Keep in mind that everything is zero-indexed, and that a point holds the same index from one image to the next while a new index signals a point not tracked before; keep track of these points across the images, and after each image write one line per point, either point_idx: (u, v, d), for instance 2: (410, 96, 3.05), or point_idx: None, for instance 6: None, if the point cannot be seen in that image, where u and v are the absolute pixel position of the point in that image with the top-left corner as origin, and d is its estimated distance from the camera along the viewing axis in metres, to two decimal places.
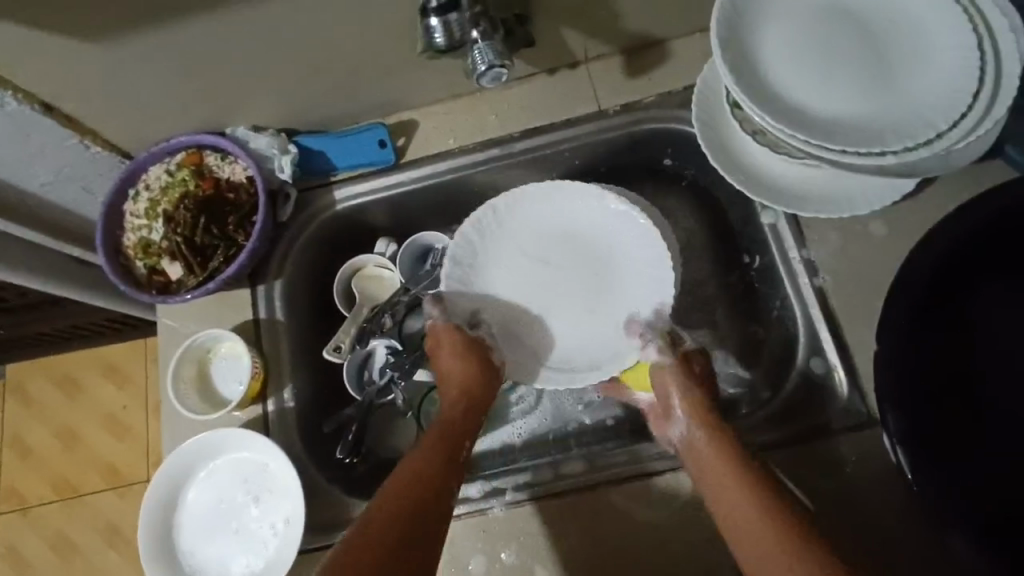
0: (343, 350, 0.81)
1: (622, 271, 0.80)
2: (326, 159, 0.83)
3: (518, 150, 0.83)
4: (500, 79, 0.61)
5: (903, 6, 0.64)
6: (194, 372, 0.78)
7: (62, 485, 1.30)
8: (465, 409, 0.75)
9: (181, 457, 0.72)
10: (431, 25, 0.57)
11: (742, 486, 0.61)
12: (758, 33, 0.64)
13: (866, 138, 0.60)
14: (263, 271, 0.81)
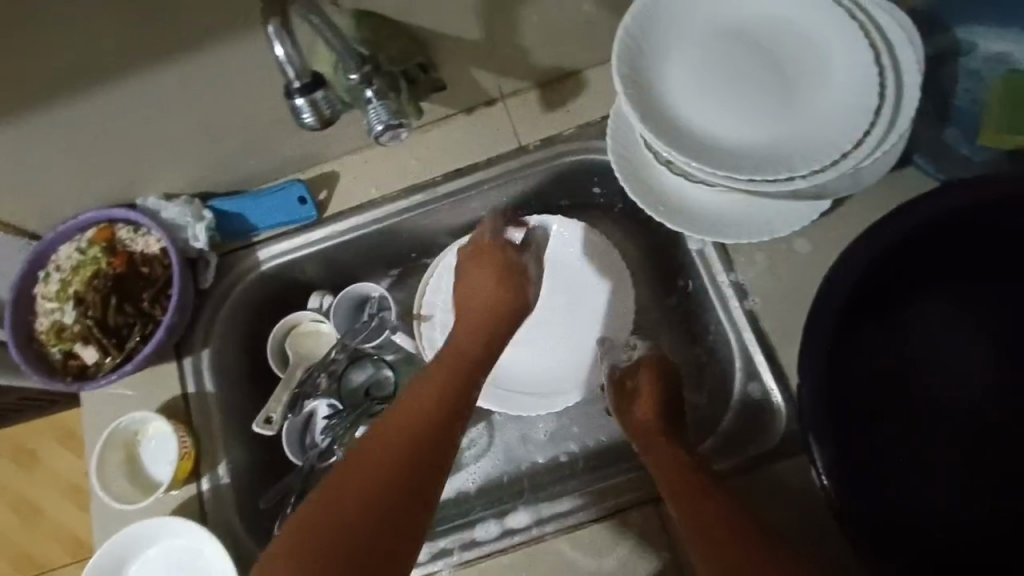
0: (274, 420, 0.78)
1: (591, 304, 0.83)
2: (244, 221, 0.81)
3: (442, 194, 0.81)
4: (401, 136, 0.60)
5: (804, 21, 0.64)
6: (122, 456, 0.74)
7: (25, 564, 1.24)
8: (489, 338, 0.72)
9: (110, 552, 0.68)
10: (297, 107, 0.51)
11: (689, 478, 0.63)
12: (661, 65, 0.64)
13: (774, 164, 0.62)
14: (188, 343, 0.78)
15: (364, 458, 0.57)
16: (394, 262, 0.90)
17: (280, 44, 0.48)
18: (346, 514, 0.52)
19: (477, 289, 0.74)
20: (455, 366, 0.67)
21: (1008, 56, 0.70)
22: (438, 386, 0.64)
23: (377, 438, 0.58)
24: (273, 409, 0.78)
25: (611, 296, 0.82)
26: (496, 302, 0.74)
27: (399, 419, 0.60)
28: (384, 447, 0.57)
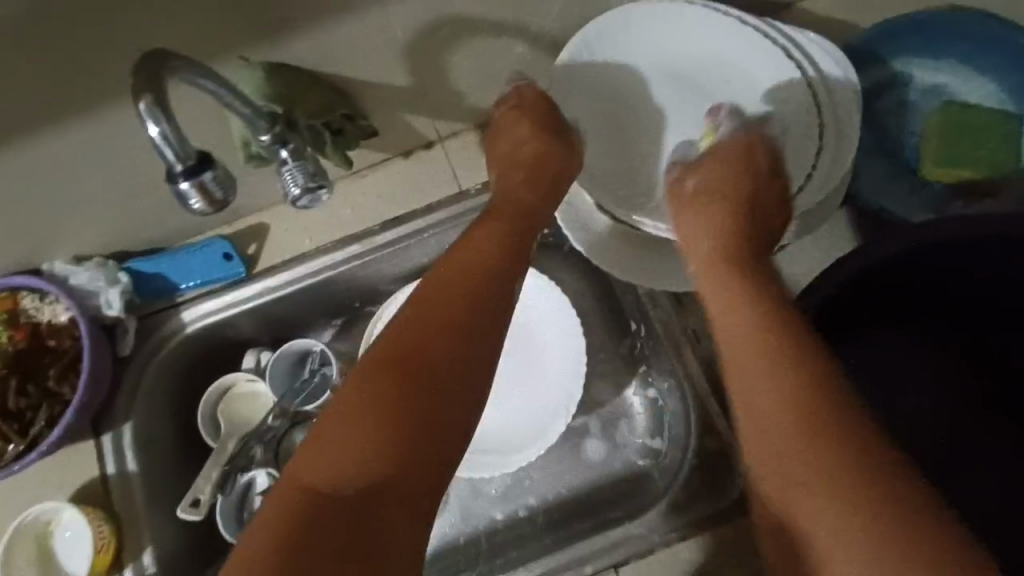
0: (202, 501, 0.71)
1: (542, 352, 0.77)
2: (165, 281, 0.74)
3: (380, 244, 0.77)
4: (322, 198, 0.56)
5: (738, 65, 0.64)
6: (32, 552, 0.68)
7: None
8: (543, 191, 0.64)
9: None
10: (181, 191, 0.45)
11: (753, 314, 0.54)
12: (605, 121, 0.67)
13: (722, 216, 0.66)
14: (107, 419, 0.72)
15: (390, 351, 0.52)
16: (337, 312, 0.84)
17: (154, 123, 0.42)
18: (383, 412, 0.49)
19: (515, 145, 0.65)
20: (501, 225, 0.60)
21: (944, 88, 0.71)
22: (480, 252, 0.57)
23: (408, 327, 0.53)
24: (201, 489, 0.72)
25: (563, 346, 0.76)
26: (539, 156, 0.64)
27: (429, 300, 0.55)
28: (414, 334, 0.53)
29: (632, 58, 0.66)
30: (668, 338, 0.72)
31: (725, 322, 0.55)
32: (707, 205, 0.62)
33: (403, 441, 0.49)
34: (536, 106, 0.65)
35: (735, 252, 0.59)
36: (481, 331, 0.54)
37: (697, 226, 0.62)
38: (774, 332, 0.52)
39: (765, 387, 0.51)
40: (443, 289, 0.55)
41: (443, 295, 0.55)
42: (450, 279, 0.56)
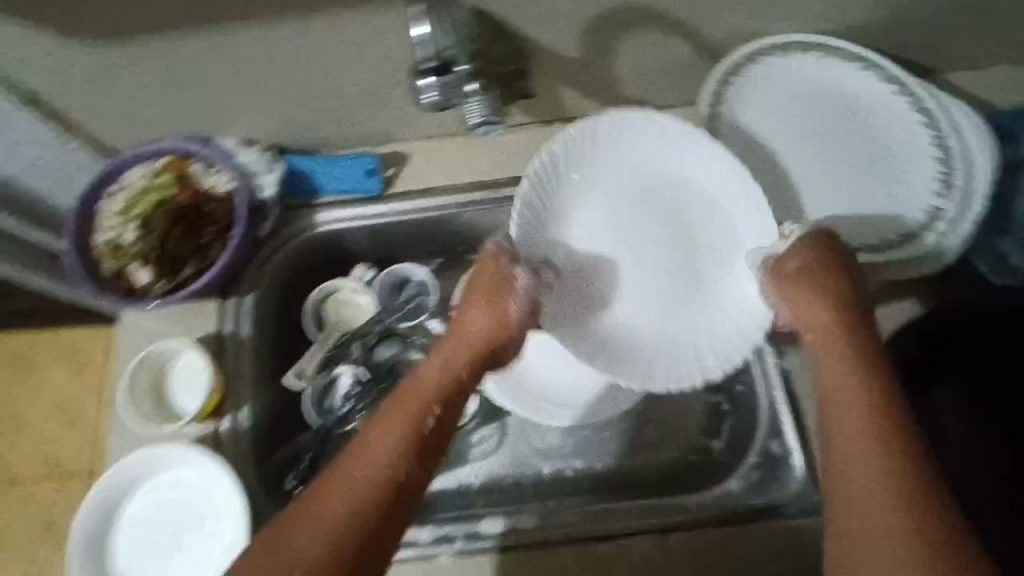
0: (304, 375, 0.82)
1: None
2: (312, 182, 0.82)
3: (503, 198, 0.82)
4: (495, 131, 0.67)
5: (699, 183, 0.73)
6: (148, 384, 0.76)
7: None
8: (472, 369, 0.64)
9: (128, 469, 0.69)
10: (421, 87, 0.61)
11: (852, 368, 0.58)
12: (564, 267, 0.74)
13: (687, 373, 0.71)
14: (236, 285, 0.80)
15: (351, 466, 0.58)
16: (443, 252, 0.91)
17: (424, 28, 0.58)
18: (344, 503, 0.55)
19: (489, 314, 0.65)
20: (424, 393, 0.62)
21: None
22: (432, 381, 0.63)
23: (366, 458, 0.58)
24: (307, 365, 0.83)
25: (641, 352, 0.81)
26: (484, 339, 0.65)
27: (387, 438, 0.59)
28: (386, 448, 0.58)
29: (607, 176, 0.74)
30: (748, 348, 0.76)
31: (850, 442, 0.55)
32: (836, 262, 0.64)
33: (353, 534, 0.54)
34: (502, 261, 0.67)
35: (888, 375, 0.58)
36: (437, 452, 0.60)
37: (808, 304, 0.63)
38: (901, 441, 0.54)
39: (859, 412, 0.56)
40: (408, 399, 0.61)
41: (401, 430, 0.59)
42: (407, 408, 0.61)
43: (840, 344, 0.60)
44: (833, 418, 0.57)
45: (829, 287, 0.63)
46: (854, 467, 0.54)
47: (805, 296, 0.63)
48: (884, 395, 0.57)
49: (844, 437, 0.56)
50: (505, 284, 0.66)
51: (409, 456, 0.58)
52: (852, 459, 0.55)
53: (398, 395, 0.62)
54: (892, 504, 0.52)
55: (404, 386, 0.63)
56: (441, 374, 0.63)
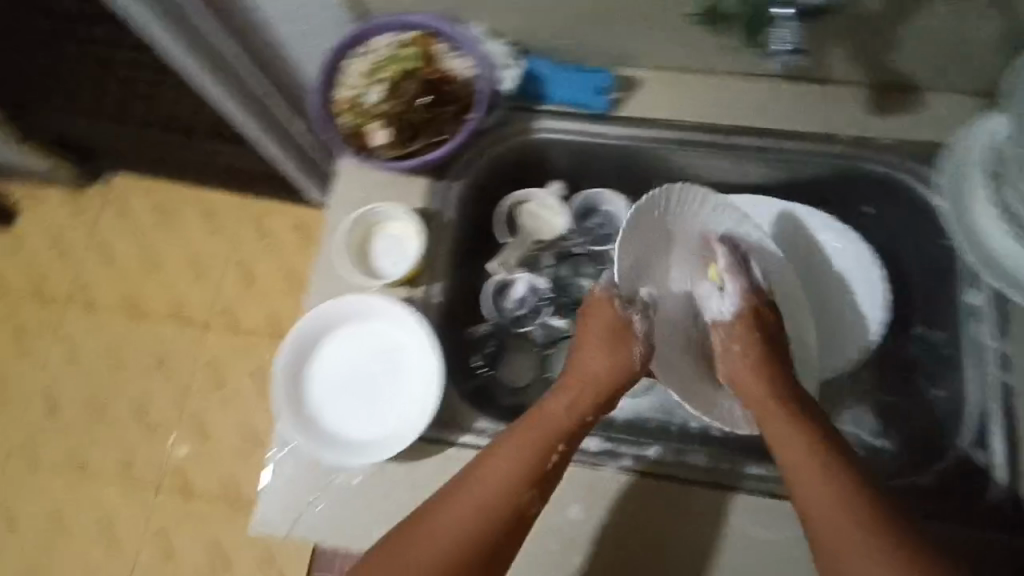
0: (506, 265, 0.86)
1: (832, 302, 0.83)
2: (542, 87, 0.81)
3: (731, 145, 0.79)
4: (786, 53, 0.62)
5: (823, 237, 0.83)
6: (357, 239, 0.80)
7: (245, 299, 1.74)
8: (592, 411, 0.72)
9: (336, 310, 0.75)
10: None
11: (800, 439, 0.66)
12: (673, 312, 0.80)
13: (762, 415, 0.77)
14: (448, 168, 0.82)
15: (474, 475, 0.67)
16: (637, 187, 0.91)
17: None
18: (444, 540, 0.63)
19: (587, 372, 0.74)
20: (541, 428, 0.69)
21: None
22: (535, 433, 0.69)
23: (495, 460, 0.67)
24: (505, 261, 0.86)
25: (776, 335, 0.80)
26: (604, 378, 0.73)
27: (517, 458, 0.67)
28: (516, 459, 0.67)
29: (676, 249, 0.80)
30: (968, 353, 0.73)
31: (850, 520, 0.60)
32: (765, 333, 0.75)
33: (462, 553, 0.63)
34: (612, 309, 0.76)
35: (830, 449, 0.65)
36: (559, 470, 0.69)
37: (744, 370, 0.73)
38: (868, 523, 0.60)
39: (822, 461, 0.64)
40: (486, 473, 0.67)
41: (515, 466, 0.67)
42: (528, 444, 0.68)
43: (776, 405, 0.70)
44: (801, 475, 0.64)
45: (763, 359, 0.73)
46: (829, 515, 0.61)
47: (750, 377, 0.73)
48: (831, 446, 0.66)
49: (794, 471, 0.64)
50: (625, 328, 0.75)
51: (530, 488, 0.67)
52: (824, 500, 0.62)
53: (499, 449, 0.68)
54: (858, 510, 0.60)
55: (473, 463, 0.68)
56: (570, 412, 0.71)
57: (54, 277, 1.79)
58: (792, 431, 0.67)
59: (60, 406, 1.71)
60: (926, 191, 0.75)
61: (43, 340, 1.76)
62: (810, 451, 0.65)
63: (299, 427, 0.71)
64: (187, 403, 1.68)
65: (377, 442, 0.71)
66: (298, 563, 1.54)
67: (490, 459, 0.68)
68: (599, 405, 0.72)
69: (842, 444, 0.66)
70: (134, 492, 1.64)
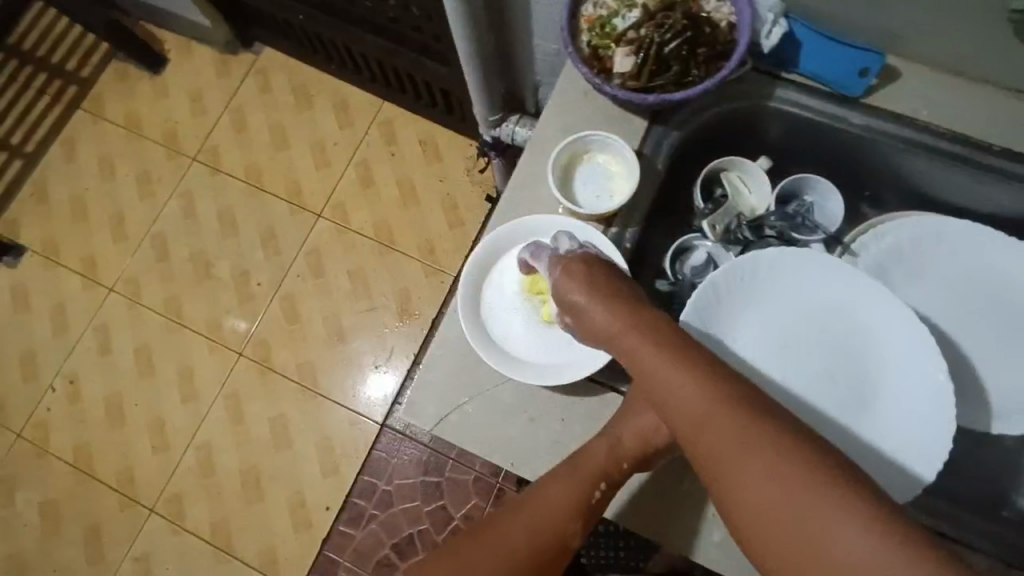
0: (715, 231, 0.82)
1: None
2: (796, 54, 0.76)
3: (984, 163, 0.73)
4: None
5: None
6: (562, 165, 0.78)
7: (360, 199, 1.75)
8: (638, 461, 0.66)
9: (538, 227, 0.75)
10: None
11: (702, 414, 0.55)
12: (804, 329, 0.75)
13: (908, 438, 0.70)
14: (670, 115, 0.78)
15: (523, 508, 0.64)
16: (847, 184, 0.86)
17: None
18: (500, 559, 0.62)
19: (632, 418, 0.66)
20: (593, 468, 0.65)
21: None
22: (585, 470, 0.65)
23: (544, 501, 0.64)
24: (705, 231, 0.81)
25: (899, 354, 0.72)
26: (644, 436, 0.65)
27: (562, 494, 0.64)
28: (564, 497, 0.64)
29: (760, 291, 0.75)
30: None
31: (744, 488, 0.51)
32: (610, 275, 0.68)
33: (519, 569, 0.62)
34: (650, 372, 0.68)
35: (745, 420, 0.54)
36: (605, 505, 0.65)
37: (623, 337, 0.63)
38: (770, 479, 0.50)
39: (720, 430, 0.54)
40: (540, 509, 0.64)
41: (569, 501, 0.64)
42: (575, 475, 0.65)
43: (652, 340, 0.61)
44: (707, 445, 0.54)
45: (625, 313, 0.64)
46: (750, 501, 0.51)
47: (637, 346, 0.62)
48: (740, 403, 0.55)
49: (696, 443, 0.55)
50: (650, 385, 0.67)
51: (575, 517, 0.64)
52: (747, 499, 0.51)
53: (547, 483, 0.65)
54: (792, 483, 0.49)
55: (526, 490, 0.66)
56: (612, 453, 0.65)
57: (186, 133, 1.84)
58: (688, 383, 0.57)
59: (168, 253, 1.76)
60: None
61: (162, 189, 1.80)
62: (717, 424, 0.54)
63: (469, 318, 0.73)
64: (282, 284, 1.71)
65: (533, 363, 0.72)
66: (354, 462, 1.57)
67: (541, 489, 0.65)
68: (643, 454, 0.66)
69: (758, 395, 0.56)
70: (217, 352, 1.68)
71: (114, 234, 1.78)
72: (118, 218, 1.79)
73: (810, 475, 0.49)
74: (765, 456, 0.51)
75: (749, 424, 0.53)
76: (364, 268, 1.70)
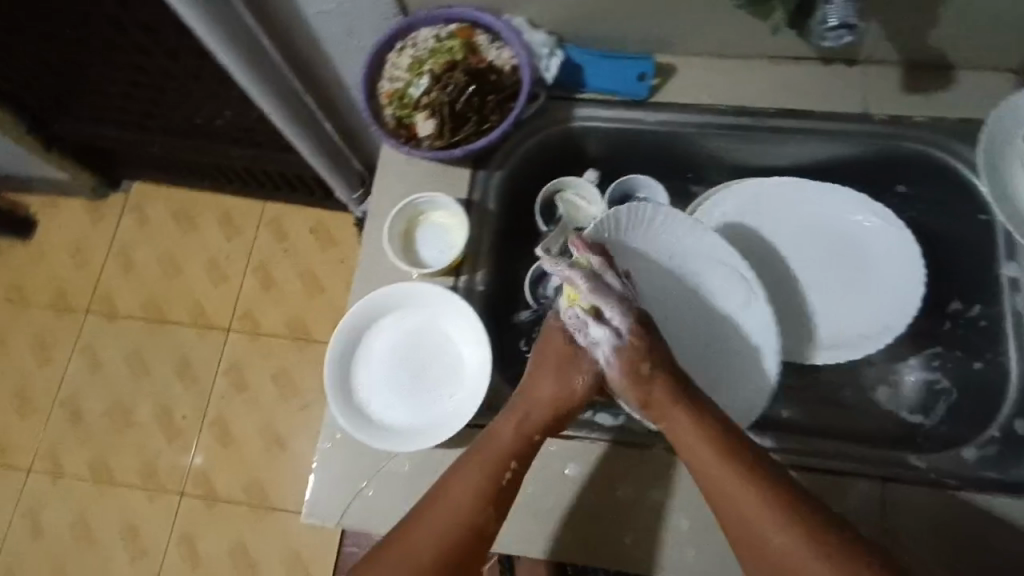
0: (550, 255, 0.83)
1: (871, 277, 0.81)
2: (581, 75, 0.83)
3: (766, 127, 0.81)
4: (842, 43, 0.60)
5: (846, 218, 0.83)
6: (402, 228, 0.81)
7: (265, 303, 1.74)
8: (545, 429, 0.69)
9: (387, 297, 0.76)
10: None
11: (738, 485, 0.63)
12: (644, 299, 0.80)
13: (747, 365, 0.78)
14: (489, 159, 0.83)
15: (432, 507, 0.66)
16: (669, 173, 0.92)
17: None
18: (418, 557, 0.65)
19: (544, 387, 0.70)
20: (502, 450, 0.68)
21: None
22: (496, 452, 0.68)
23: (454, 494, 0.66)
24: (550, 245, 0.85)
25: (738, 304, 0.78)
26: (554, 402, 0.69)
27: (472, 481, 0.67)
28: (473, 487, 0.66)
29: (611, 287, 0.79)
30: (1003, 324, 0.72)
31: (734, 502, 0.63)
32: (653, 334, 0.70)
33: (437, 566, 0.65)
34: (565, 342, 0.72)
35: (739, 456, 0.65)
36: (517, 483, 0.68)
37: (660, 402, 0.68)
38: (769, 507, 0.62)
39: (769, 516, 0.62)
40: (449, 503, 0.66)
41: (478, 489, 0.66)
42: (482, 462, 0.67)
43: (662, 401, 0.68)
44: (711, 487, 0.65)
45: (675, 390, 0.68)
46: (762, 548, 0.62)
47: (678, 414, 0.67)
48: (748, 461, 0.64)
49: (703, 477, 0.65)
50: (576, 356, 0.72)
51: (487, 506, 0.67)
52: (770, 550, 0.62)
53: (459, 470, 0.68)
54: (820, 554, 0.60)
55: (436, 486, 0.68)
56: (519, 431, 0.68)
57: (72, 287, 1.79)
58: (693, 436, 0.66)
59: (82, 412, 1.69)
60: (962, 166, 0.76)
61: (61, 350, 1.74)
62: (748, 492, 0.63)
63: (341, 404, 0.72)
64: (209, 408, 1.67)
65: (398, 429, 0.72)
66: (324, 566, 1.52)
67: (450, 483, 0.67)
68: (550, 425, 0.70)
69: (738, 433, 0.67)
70: (157, 499, 1.61)
71: (20, 410, 1.70)
72: (21, 393, 1.71)
73: (799, 517, 0.62)
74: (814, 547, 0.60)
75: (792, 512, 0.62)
76: (287, 368, 1.68)
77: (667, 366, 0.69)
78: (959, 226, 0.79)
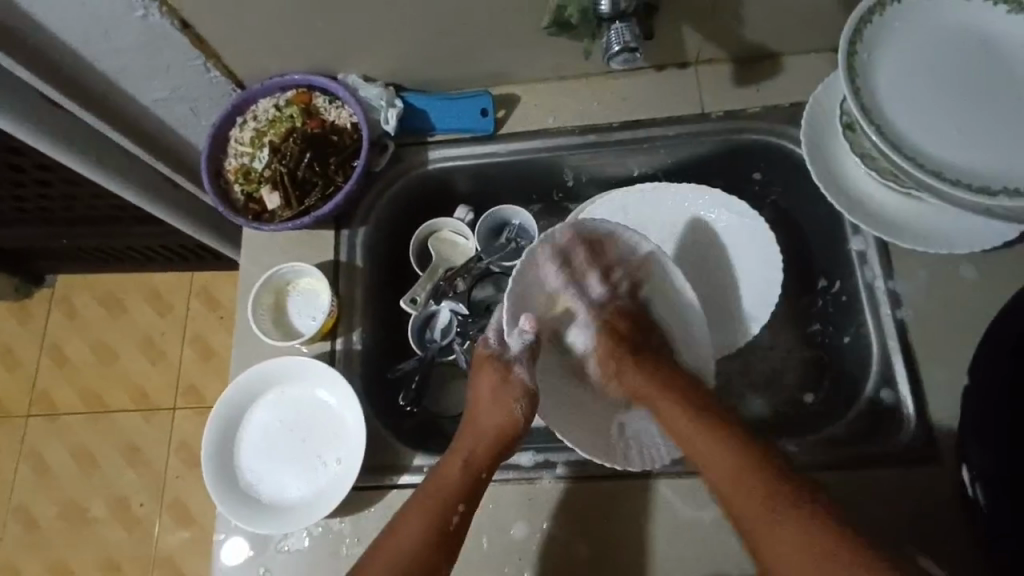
0: (418, 302, 0.85)
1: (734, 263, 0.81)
2: (427, 119, 0.84)
3: (613, 140, 0.82)
4: (634, 61, 0.65)
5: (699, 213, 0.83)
6: (271, 300, 0.81)
7: (206, 376, 1.69)
8: (490, 464, 0.68)
9: (258, 375, 0.75)
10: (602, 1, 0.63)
11: (729, 458, 0.63)
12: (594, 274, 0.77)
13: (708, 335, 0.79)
14: (350, 216, 0.82)
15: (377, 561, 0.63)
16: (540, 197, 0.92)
17: None
18: None
19: (488, 413, 0.70)
20: (446, 490, 0.66)
21: None
22: (442, 488, 0.66)
23: (398, 544, 0.64)
24: (418, 291, 0.85)
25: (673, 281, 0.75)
26: (496, 432, 0.69)
27: (415, 531, 0.64)
28: (417, 532, 0.64)
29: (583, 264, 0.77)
30: (863, 299, 0.73)
31: (740, 490, 0.62)
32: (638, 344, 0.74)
33: None
34: (493, 363, 0.72)
35: (751, 454, 0.63)
36: (465, 526, 0.65)
37: (649, 389, 0.71)
38: (782, 489, 0.60)
39: (753, 485, 0.61)
40: (393, 554, 0.63)
41: (422, 534, 0.64)
42: (427, 505, 0.65)
43: (683, 416, 0.68)
44: (726, 477, 0.63)
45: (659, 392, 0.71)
46: (765, 525, 0.59)
47: (663, 404, 0.70)
48: (755, 455, 0.63)
49: (708, 461, 0.64)
50: (509, 381, 0.70)
51: (434, 551, 0.63)
52: (768, 527, 0.59)
53: (405, 513, 0.65)
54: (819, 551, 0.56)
55: (382, 537, 0.65)
56: (464, 469, 0.67)
57: (7, 394, 1.72)
58: (700, 445, 0.65)
59: (35, 520, 1.62)
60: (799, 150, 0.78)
61: (5, 458, 1.67)
62: (737, 466, 0.63)
63: (222, 491, 0.71)
64: (166, 491, 1.61)
65: (279, 507, 0.71)
66: None
67: (398, 536, 0.64)
68: (493, 454, 0.68)
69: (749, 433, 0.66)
70: None
71: None
72: None
73: (821, 518, 0.58)
74: (799, 528, 0.58)
75: (781, 492, 0.60)
76: None
77: (647, 356, 0.73)
78: (813, 204, 0.80)
